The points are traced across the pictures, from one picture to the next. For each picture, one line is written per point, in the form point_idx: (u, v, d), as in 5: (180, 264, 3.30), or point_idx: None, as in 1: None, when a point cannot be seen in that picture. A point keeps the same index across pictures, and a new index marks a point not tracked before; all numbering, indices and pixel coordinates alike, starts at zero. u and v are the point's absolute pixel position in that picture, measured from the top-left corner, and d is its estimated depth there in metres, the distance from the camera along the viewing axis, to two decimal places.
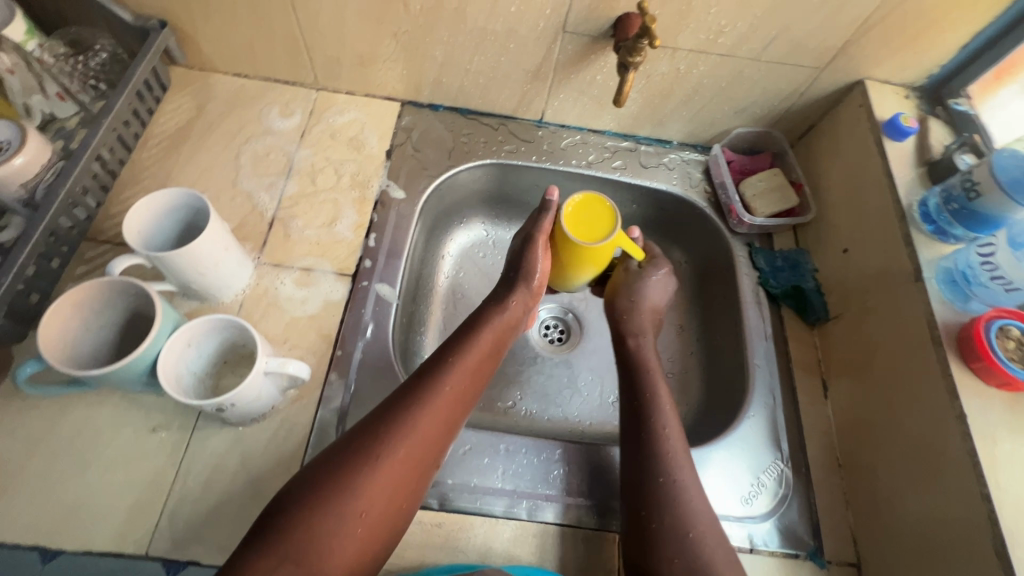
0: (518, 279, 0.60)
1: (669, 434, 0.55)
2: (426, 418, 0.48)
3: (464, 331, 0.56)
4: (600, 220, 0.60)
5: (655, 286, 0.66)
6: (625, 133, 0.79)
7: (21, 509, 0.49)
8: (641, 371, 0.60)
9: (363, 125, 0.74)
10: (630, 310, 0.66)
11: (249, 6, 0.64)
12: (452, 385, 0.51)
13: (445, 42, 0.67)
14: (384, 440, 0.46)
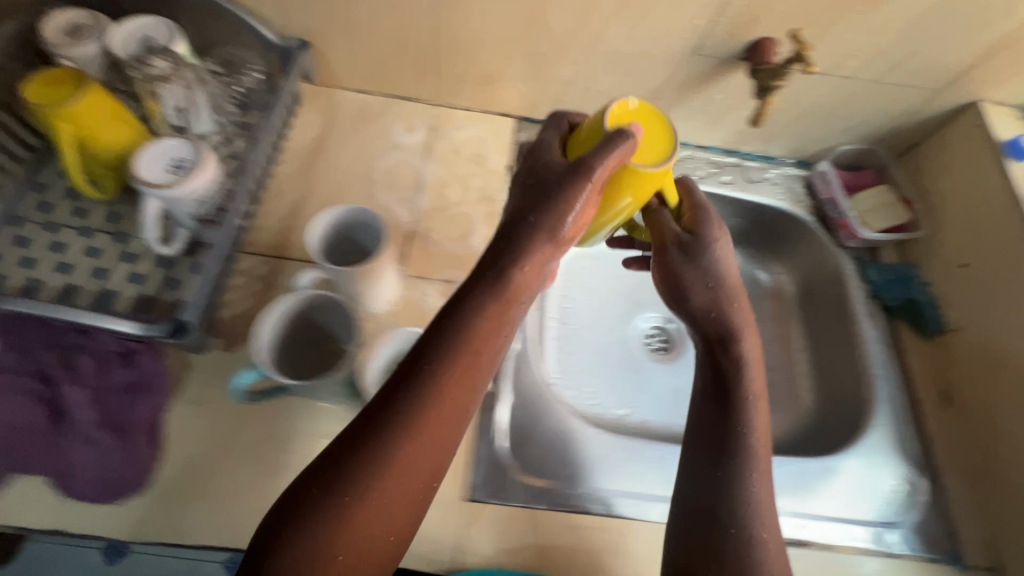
0: (533, 232, 0.41)
1: (753, 476, 0.46)
2: (419, 440, 0.37)
3: (464, 303, 0.40)
4: (655, 141, 0.44)
5: (721, 261, 0.52)
6: (730, 149, 0.81)
7: (215, 515, 0.51)
8: (735, 396, 0.49)
9: (483, 140, 0.77)
10: (707, 300, 0.51)
11: (392, 28, 0.67)
12: (451, 395, 0.38)
13: (576, 63, 0.69)
14: (370, 473, 0.36)
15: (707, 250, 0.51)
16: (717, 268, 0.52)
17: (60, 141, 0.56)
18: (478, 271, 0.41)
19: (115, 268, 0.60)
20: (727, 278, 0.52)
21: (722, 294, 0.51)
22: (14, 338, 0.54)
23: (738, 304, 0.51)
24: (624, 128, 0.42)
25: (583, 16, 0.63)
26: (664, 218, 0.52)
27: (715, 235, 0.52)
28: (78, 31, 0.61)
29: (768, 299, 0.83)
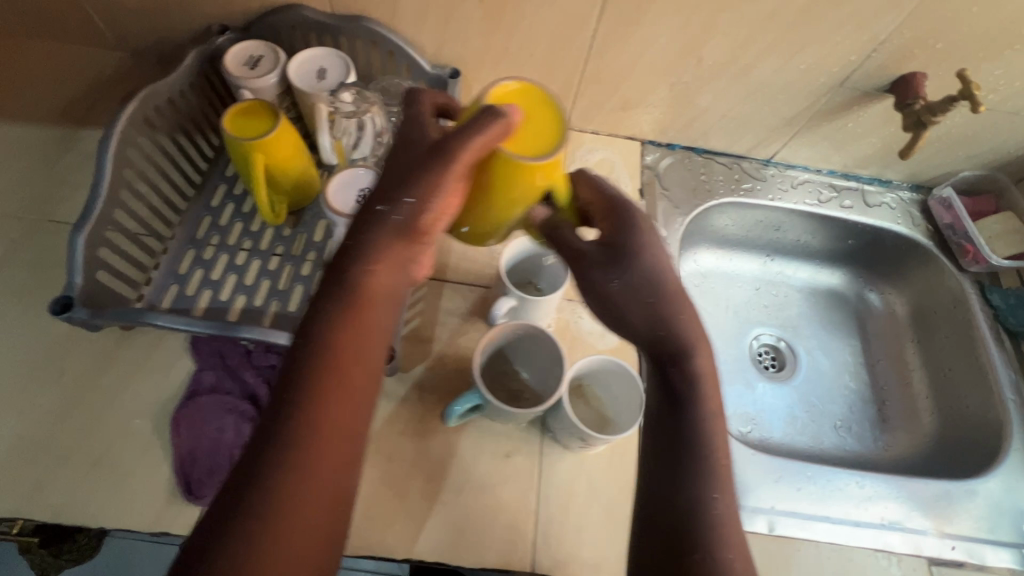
0: (392, 234, 0.40)
1: (714, 495, 0.39)
2: (304, 469, 0.34)
3: (318, 319, 0.38)
4: (545, 131, 0.41)
5: (668, 267, 0.45)
6: (848, 173, 0.83)
7: (416, 529, 0.54)
8: (693, 410, 0.42)
9: (613, 164, 0.79)
10: (646, 314, 0.44)
11: (543, 58, 0.69)
12: (328, 415, 0.36)
13: (716, 92, 0.72)
14: (253, 513, 0.32)
15: (643, 252, 0.44)
16: (658, 270, 0.44)
17: (256, 174, 0.58)
18: (327, 286, 0.39)
19: (292, 289, 0.62)
20: (676, 287, 0.45)
21: (673, 298, 0.44)
22: (218, 360, 0.58)
23: (688, 312, 0.44)
24: (497, 107, 0.39)
25: (738, 49, 0.65)
26: (570, 238, 0.45)
27: (648, 237, 0.45)
28: (257, 63, 0.64)
29: (877, 321, 0.87)
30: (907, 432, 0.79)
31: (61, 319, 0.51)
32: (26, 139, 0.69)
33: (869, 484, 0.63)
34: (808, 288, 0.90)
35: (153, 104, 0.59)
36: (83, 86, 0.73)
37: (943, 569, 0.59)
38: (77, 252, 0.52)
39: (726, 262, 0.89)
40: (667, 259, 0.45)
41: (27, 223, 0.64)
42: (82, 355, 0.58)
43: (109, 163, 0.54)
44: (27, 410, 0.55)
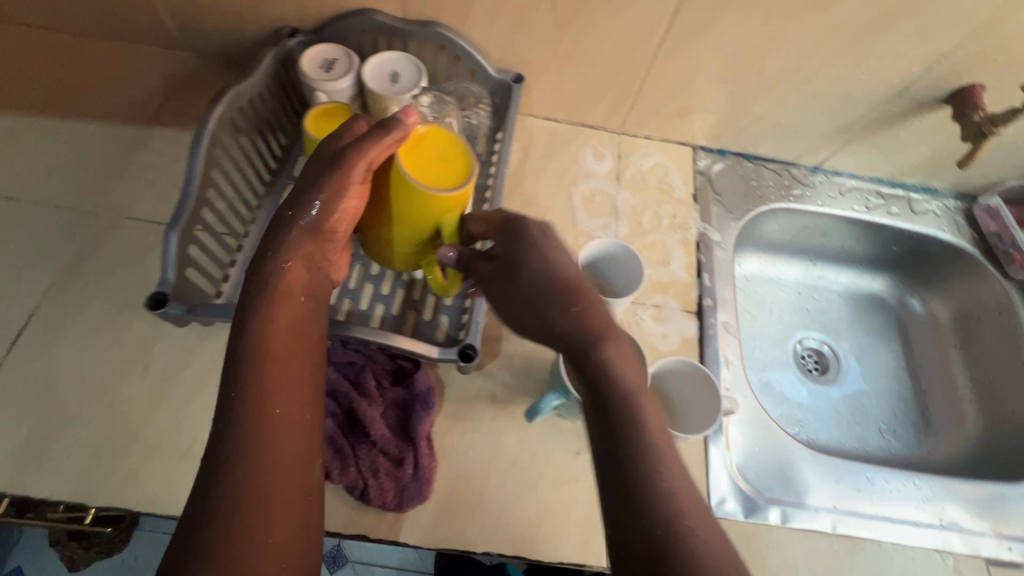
0: (303, 237, 0.48)
1: (657, 467, 0.40)
2: (263, 446, 0.42)
3: (247, 324, 0.46)
4: (448, 177, 0.46)
5: (562, 265, 0.46)
6: (894, 180, 0.85)
7: (495, 523, 0.55)
8: (617, 392, 0.43)
9: (667, 168, 0.81)
10: (538, 315, 0.45)
11: (607, 65, 0.71)
12: (274, 403, 0.44)
13: (774, 100, 0.73)
14: (233, 488, 0.41)
15: (531, 255, 0.47)
16: (547, 270, 0.46)
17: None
18: (252, 293, 0.47)
19: (363, 288, 0.65)
20: (574, 286, 0.45)
21: (563, 293, 0.45)
22: None
23: (581, 304, 0.45)
24: (392, 123, 0.46)
25: (802, 58, 0.67)
26: (479, 266, 0.48)
27: (529, 241, 0.47)
28: (331, 66, 0.66)
29: (920, 326, 0.89)
30: (952, 436, 0.80)
31: (158, 314, 0.54)
32: (99, 137, 0.70)
33: (926, 486, 0.65)
34: (850, 292, 0.92)
35: (236, 105, 0.60)
36: (153, 86, 0.74)
37: (999, 569, 0.60)
38: (170, 250, 0.53)
39: (773, 267, 0.90)
40: (563, 259, 0.47)
41: (106, 220, 0.65)
42: (166, 349, 0.59)
43: (200, 161, 0.56)
44: (115, 403, 0.56)
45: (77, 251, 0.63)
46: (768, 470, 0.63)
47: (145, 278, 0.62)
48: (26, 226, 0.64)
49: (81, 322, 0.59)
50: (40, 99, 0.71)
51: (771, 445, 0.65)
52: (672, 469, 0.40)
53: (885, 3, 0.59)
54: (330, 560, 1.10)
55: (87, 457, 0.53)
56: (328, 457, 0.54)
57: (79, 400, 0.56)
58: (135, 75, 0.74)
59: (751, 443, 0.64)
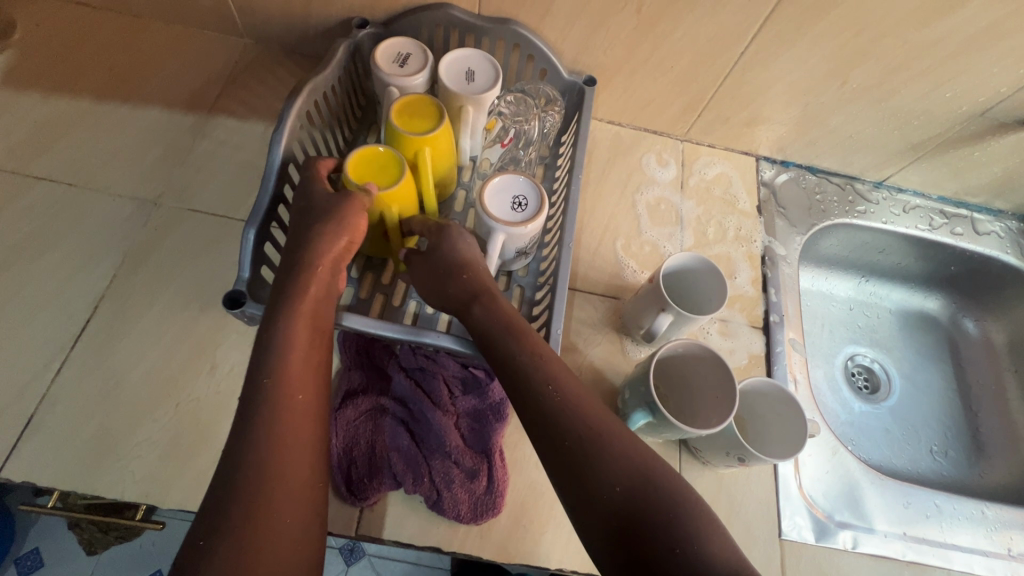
0: (315, 240, 0.50)
1: (549, 387, 0.46)
2: (280, 435, 0.42)
3: (274, 319, 0.47)
4: (377, 173, 0.54)
5: (459, 244, 0.54)
6: (958, 200, 0.84)
7: (568, 540, 0.54)
8: (518, 333, 0.50)
9: (731, 178, 0.79)
10: (438, 286, 0.54)
11: (683, 72, 0.69)
12: (295, 390, 0.44)
13: (851, 114, 0.72)
14: (252, 477, 0.40)
15: (439, 235, 0.55)
16: (447, 248, 0.54)
17: (424, 168, 0.57)
18: (283, 290, 0.49)
19: None
20: (469, 258, 0.54)
21: (456, 265, 0.54)
22: (363, 359, 0.58)
23: (470, 272, 0.54)
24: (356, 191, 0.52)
25: (888, 73, 0.65)
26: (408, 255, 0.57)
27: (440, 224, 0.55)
28: (405, 61, 0.63)
29: (974, 349, 0.88)
30: (1007, 461, 0.79)
31: (232, 313, 0.51)
32: (159, 124, 0.68)
33: (993, 514, 0.64)
34: (901, 310, 0.90)
35: (312, 98, 0.59)
36: (213, 73, 0.72)
37: None
38: (248, 246, 0.52)
39: (831, 283, 0.89)
40: (457, 235, 0.55)
41: (168, 210, 0.63)
42: (232, 347, 0.58)
43: (278, 156, 0.54)
44: (185, 401, 0.55)
45: (140, 240, 0.62)
46: (837, 492, 0.62)
47: (210, 271, 0.61)
48: (90, 213, 0.62)
49: (147, 315, 0.58)
50: (99, 82, 0.69)
51: (837, 468, 0.64)
52: (577, 396, 0.46)
53: (987, 20, 0.58)
54: (347, 553, 1.08)
55: (157, 456, 0.52)
56: (400, 467, 0.53)
57: (147, 397, 0.54)
58: (195, 61, 0.72)
59: (819, 465, 0.63)
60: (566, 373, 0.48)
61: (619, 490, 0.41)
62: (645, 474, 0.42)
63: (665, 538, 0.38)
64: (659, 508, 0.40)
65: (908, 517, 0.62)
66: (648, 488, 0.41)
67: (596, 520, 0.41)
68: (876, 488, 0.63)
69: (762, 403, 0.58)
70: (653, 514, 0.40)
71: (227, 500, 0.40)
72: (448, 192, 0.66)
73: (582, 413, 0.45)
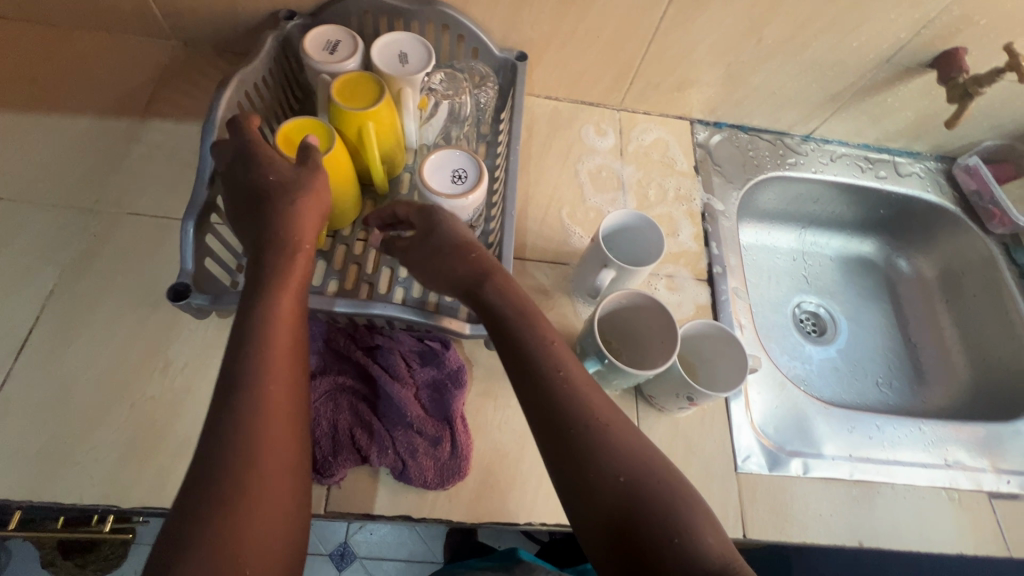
0: (284, 201, 0.51)
1: (563, 371, 0.46)
2: (265, 404, 0.43)
3: (257, 296, 0.47)
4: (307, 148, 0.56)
5: (455, 225, 0.55)
6: (880, 146, 0.89)
7: (535, 494, 0.56)
8: (523, 312, 0.50)
9: (668, 142, 0.82)
10: (444, 267, 0.54)
11: (609, 40, 0.71)
12: (279, 368, 0.45)
13: (771, 69, 0.75)
14: (233, 441, 0.41)
15: (441, 219, 0.55)
16: (441, 234, 0.55)
17: (368, 144, 0.60)
18: (263, 268, 0.49)
19: (381, 272, 0.64)
20: (466, 238, 0.55)
21: (460, 245, 0.54)
22: (319, 343, 0.58)
23: (477, 252, 0.54)
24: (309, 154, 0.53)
25: (796, 28, 0.69)
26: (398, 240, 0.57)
27: (442, 214, 0.56)
28: (335, 48, 0.64)
29: (908, 284, 0.93)
30: (945, 385, 0.84)
31: (179, 306, 0.52)
32: (91, 132, 0.67)
33: (929, 430, 0.69)
34: (840, 256, 0.95)
35: (243, 89, 0.59)
36: (143, 77, 0.71)
37: (1000, 501, 0.65)
38: (188, 239, 0.52)
39: (774, 236, 0.93)
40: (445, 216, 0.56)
41: (106, 216, 0.63)
42: (184, 344, 0.57)
43: (212, 145, 0.54)
44: (138, 401, 0.54)
45: (80, 248, 0.61)
46: (786, 425, 0.66)
47: (157, 273, 0.60)
48: (24, 226, 0.61)
49: (92, 321, 0.57)
50: (23, 95, 0.68)
51: (786, 402, 0.68)
52: (585, 385, 0.46)
53: None
54: (337, 557, 1.08)
55: (114, 458, 0.51)
56: (365, 441, 0.54)
57: (99, 402, 0.54)
58: (122, 66, 0.71)
59: (768, 402, 0.67)
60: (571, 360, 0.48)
61: (622, 481, 0.41)
62: (648, 467, 0.42)
63: (667, 529, 0.39)
64: (661, 501, 0.40)
65: (851, 440, 0.67)
66: (649, 482, 0.41)
67: (593, 507, 0.41)
68: (820, 418, 0.67)
69: (702, 345, 0.61)
70: (652, 509, 0.40)
71: (206, 476, 0.40)
72: (397, 172, 0.68)
73: (580, 394, 0.45)
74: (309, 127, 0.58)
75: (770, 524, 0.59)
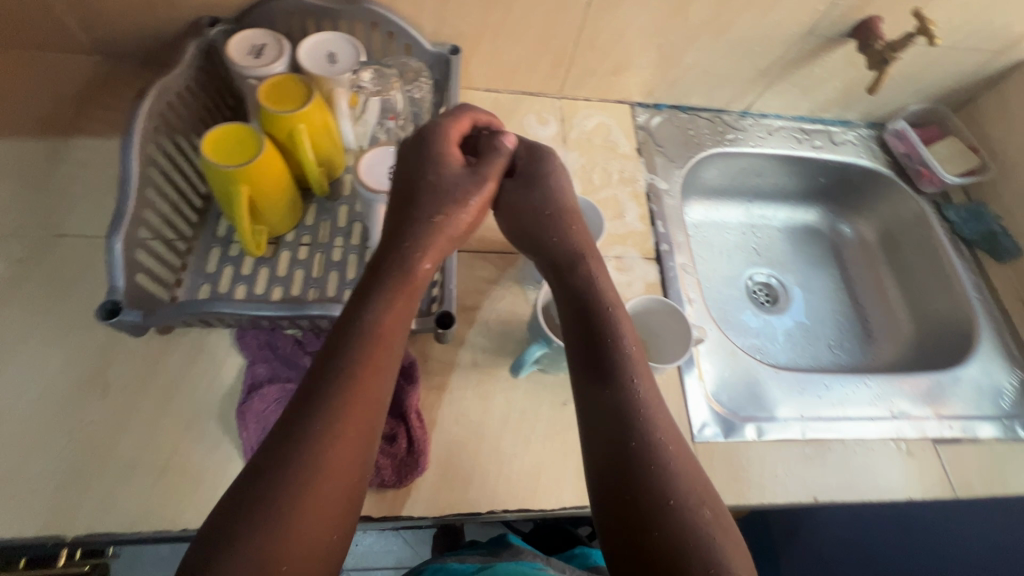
0: (434, 180, 0.54)
1: (636, 381, 0.46)
2: (342, 421, 0.41)
3: (363, 303, 0.47)
4: (237, 154, 0.55)
5: (564, 187, 0.59)
6: (814, 117, 0.92)
7: (495, 482, 0.56)
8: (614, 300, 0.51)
9: (609, 127, 0.83)
10: (543, 224, 0.57)
11: (540, 28, 0.72)
12: (367, 388, 0.43)
13: (701, 48, 0.77)
14: (306, 443, 0.40)
15: (550, 175, 0.58)
16: (544, 179, 0.58)
17: (301, 144, 0.59)
18: (378, 273, 0.49)
19: (327, 275, 0.63)
20: (569, 206, 0.58)
21: (565, 211, 0.57)
22: (267, 351, 0.57)
23: (577, 223, 0.57)
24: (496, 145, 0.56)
25: (718, 6, 0.71)
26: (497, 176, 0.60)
27: (552, 169, 0.59)
28: (261, 52, 0.63)
29: (854, 248, 0.97)
30: (892, 342, 0.88)
31: (111, 324, 0.51)
32: (11, 154, 0.65)
33: (875, 384, 0.72)
34: (788, 227, 0.98)
35: (164, 99, 0.58)
36: (65, 94, 0.69)
37: (945, 446, 0.67)
38: (116, 256, 0.51)
39: (722, 212, 0.95)
40: (551, 155, 0.59)
41: (34, 239, 0.61)
42: (125, 364, 0.56)
43: (135, 160, 0.53)
44: (79, 427, 0.53)
45: (7, 276, 0.58)
46: (739, 392, 0.68)
47: (93, 295, 0.59)
48: None
49: (25, 349, 0.55)
50: None
51: (738, 368, 0.70)
52: (651, 401, 0.46)
53: None
54: None
55: (56, 488, 0.50)
56: None
57: (36, 433, 0.52)
58: (40, 84, 0.68)
59: (720, 371, 0.69)
60: (648, 377, 0.47)
61: (671, 506, 0.40)
62: (698, 496, 0.41)
63: (698, 564, 0.38)
64: (705, 537, 0.39)
65: (801, 400, 0.69)
66: (695, 510, 0.41)
67: (631, 521, 0.40)
68: (771, 383, 0.69)
69: (648, 321, 0.62)
70: (695, 541, 0.39)
71: (266, 482, 0.38)
72: (338, 173, 0.68)
73: (650, 398, 0.46)
74: (234, 133, 0.57)
75: (729, 489, 0.60)
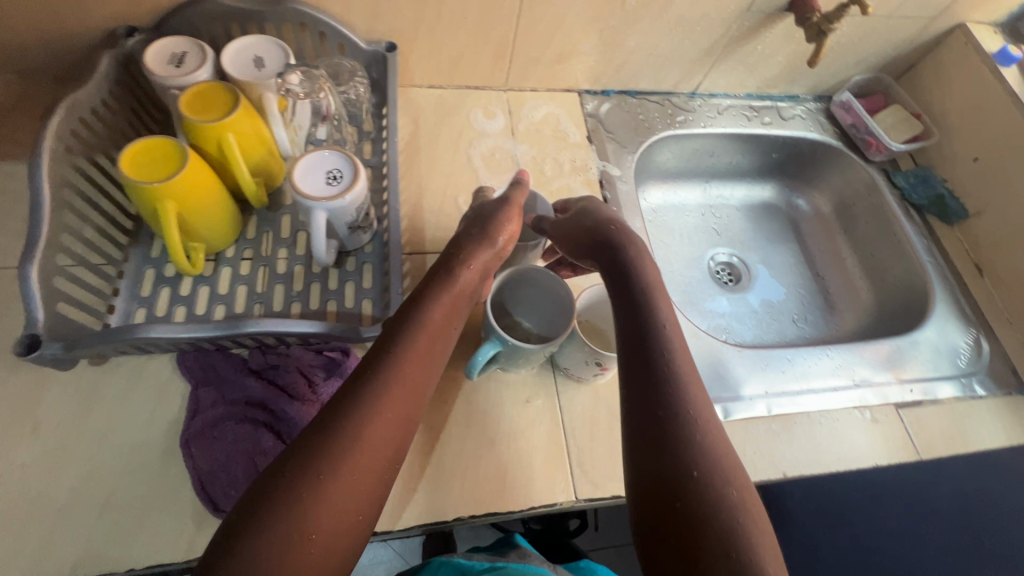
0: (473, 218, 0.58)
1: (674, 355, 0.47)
2: (387, 399, 0.43)
3: (420, 294, 0.50)
4: (158, 170, 0.52)
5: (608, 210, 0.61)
6: (762, 93, 0.92)
7: (461, 488, 0.55)
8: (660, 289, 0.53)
9: (558, 117, 0.82)
10: (587, 234, 0.58)
11: (477, 20, 0.70)
12: (411, 367, 0.45)
13: (642, 32, 0.76)
14: (353, 412, 0.41)
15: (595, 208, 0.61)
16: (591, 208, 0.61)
17: (231, 155, 0.56)
18: (432, 274, 0.52)
19: (272, 289, 0.60)
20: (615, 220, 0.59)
21: (605, 219, 0.59)
22: (211, 374, 0.54)
23: (619, 227, 0.58)
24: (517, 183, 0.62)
25: None
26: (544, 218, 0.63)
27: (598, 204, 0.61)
28: (182, 60, 0.60)
29: (812, 221, 0.97)
30: (853, 310, 0.89)
31: (31, 359, 0.48)
32: None
33: (837, 354, 0.73)
34: (745, 205, 0.99)
35: (76, 115, 0.55)
36: None
37: (907, 411, 0.68)
38: (32, 286, 0.47)
39: (680, 194, 0.95)
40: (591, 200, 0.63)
41: None
42: (57, 399, 0.53)
43: (46, 183, 0.49)
44: (8, 470, 0.49)
45: None
46: (704, 373, 0.68)
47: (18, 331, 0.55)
48: None
49: None
50: None
51: (702, 349, 0.70)
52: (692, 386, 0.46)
53: None
54: None
55: None
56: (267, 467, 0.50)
57: None
58: None
59: None
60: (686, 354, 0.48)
61: (696, 477, 0.40)
62: (726, 473, 0.41)
63: (716, 533, 0.38)
64: (729, 511, 0.39)
65: (766, 375, 0.69)
66: (721, 483, 0.40)
67: (655, 487, 0.41)
68: (735, 362, 0.69)
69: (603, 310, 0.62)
70: (721, 512, 0.39)
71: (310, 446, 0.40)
72: (277, 183, 0.65)
73: (686, 371, 0.46)
74: (154, 147, 0.53)
75: None
